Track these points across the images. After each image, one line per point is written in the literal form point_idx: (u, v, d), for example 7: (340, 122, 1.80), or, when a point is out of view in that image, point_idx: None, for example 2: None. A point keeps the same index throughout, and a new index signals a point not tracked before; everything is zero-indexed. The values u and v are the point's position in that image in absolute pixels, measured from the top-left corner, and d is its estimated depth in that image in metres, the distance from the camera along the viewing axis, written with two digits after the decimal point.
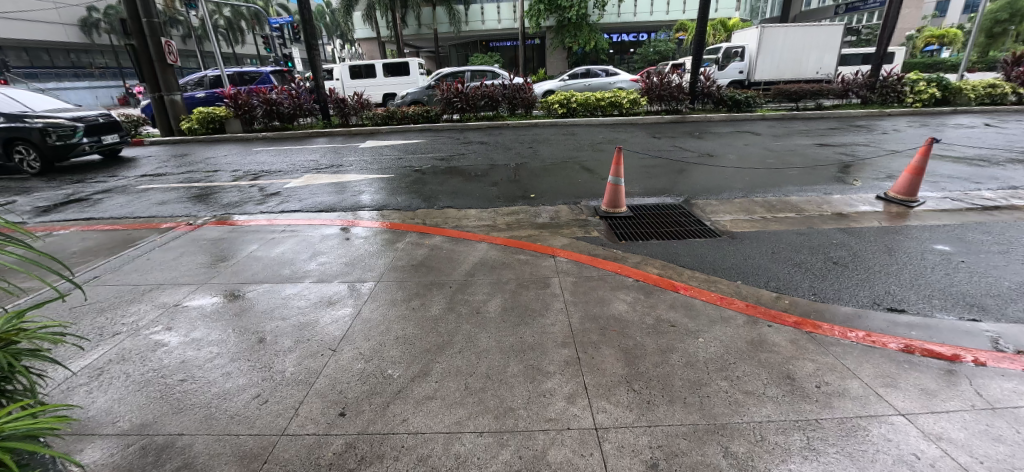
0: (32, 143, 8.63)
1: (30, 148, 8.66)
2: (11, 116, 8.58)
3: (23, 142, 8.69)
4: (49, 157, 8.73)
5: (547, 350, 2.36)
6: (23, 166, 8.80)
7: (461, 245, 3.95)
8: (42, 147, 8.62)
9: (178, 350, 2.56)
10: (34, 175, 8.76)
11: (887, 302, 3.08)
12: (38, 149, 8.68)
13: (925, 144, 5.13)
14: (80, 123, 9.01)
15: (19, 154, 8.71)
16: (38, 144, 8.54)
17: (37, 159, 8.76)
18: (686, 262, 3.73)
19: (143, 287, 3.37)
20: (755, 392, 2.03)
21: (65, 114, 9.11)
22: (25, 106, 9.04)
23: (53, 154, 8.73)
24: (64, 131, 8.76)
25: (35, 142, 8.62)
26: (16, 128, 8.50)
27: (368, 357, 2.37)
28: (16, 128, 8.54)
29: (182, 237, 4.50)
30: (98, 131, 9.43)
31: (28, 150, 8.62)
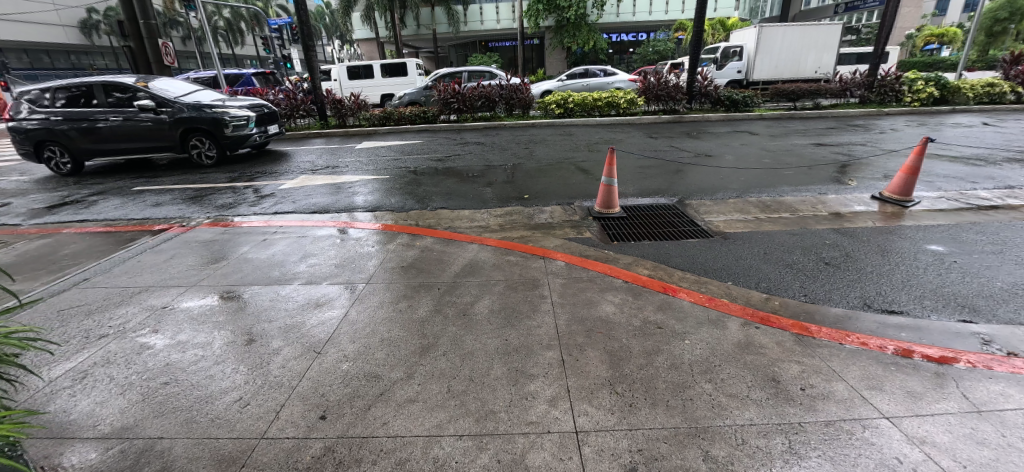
0: (209, 134, 8.20)
1: (207, 140, 8.22)
2: (184, 104, 8.06)
3: (198, 133, 8.21)
4: (225, 149, 8.31)
5: (532, 352, 2.35)
6: (196, 157, 8.38)
7: (452, 246, 3.94)
8: (221, 138, 8.18)
9: (162, 353, 2.54)
10: (208, 169, 8.38)
11: (878, 303, 3.06)
12: (215, 141, 8.26)
13: (921, 143, 5.10)
14: (249, 112, 8.55)
15: (194, 145, 8.27)
16: (218, 136, 8.10)
17: (211, 151, 8.35)
18: (677, 263, 3.71)
19: (132, 289, 3.36)
20: (739, 396, 2.02)
21: (234, 102, 8.63)
22: (188, 93, 8.52)
23: (228, 146, 8.31)
24: (238, 121, 8.31)
25: (213, 133, 8.17)
26: (196, 117, 8.02)
27: (353, 359, 2.36)
28: (193, 117, 8.03)
29: (174, 239, 4.48)
30: (263, 120, 8.99)
31: (205, 143, 8.20)
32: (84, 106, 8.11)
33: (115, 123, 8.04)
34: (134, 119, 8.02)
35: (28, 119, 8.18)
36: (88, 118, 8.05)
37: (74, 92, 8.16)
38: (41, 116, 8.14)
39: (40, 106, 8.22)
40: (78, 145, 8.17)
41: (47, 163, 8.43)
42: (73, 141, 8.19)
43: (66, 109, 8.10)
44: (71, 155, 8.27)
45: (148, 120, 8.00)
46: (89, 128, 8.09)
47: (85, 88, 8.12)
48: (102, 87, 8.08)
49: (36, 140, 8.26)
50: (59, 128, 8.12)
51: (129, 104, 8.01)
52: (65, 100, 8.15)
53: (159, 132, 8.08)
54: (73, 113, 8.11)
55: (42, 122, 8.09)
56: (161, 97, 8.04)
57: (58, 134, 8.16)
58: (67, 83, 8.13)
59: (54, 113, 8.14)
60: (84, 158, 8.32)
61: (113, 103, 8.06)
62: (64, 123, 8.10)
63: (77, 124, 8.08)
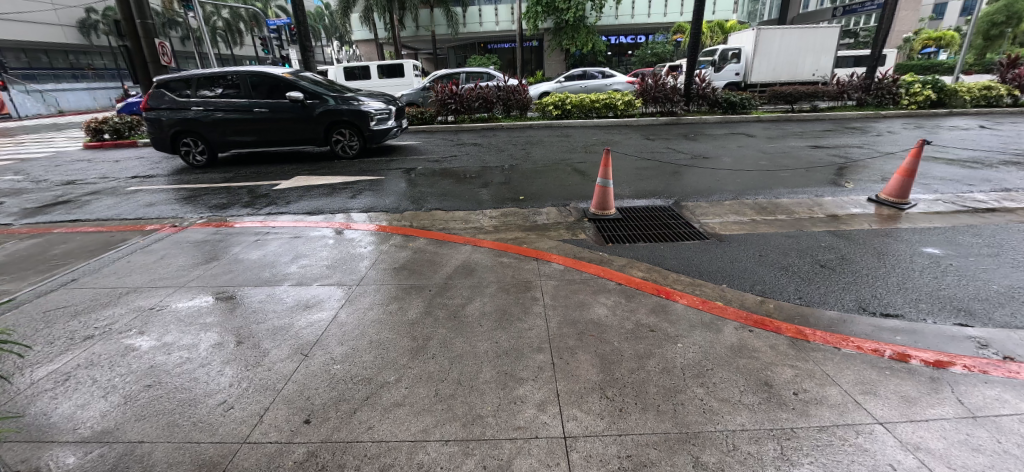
0: (353, 126, 8.33)
1: (353, 133, 8.36)
2: (328, 97, 8.17)
3: (343, 126, 8.36)
4: (368, 142, 8.46)
5: (522, 355, 2.32)
6: (338, 149, 8.49)
7: (445, 248, 3.91)
8: (367, 131, 8.34)
9: (147, 354, 2.50)
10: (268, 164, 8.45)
11: (874, 306, 3.04)
12: (359, 134, 8.41)
13: (917, 145, 5.09)
14: (389, 106, 8.69)
15: (338, 138, 8.41)
16: (365, 129, 8.25)
17: (353, 143, 8.48)
18: (672, 265, 3.69)
19: (121, 290, 3.32)
20: (731, 400, 1.99)
21: (372, 95, 8.78)
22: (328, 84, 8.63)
23: (371, 138, 8.45)
24: (381, 115, 8.46)
25: (359, 127, 8.32)
26: (343, 109, 8.16)
27: (341, 362, 2.32)
28: (340, 110, 8.15)
29: (166, 239, 4.44)
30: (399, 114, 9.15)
31: (350, 135, 8.34)
32: (227, 96, 8.22)
33: (259, 114, 8.16)
34: (278, 110, 8.15)
35: (168, 109, 8.27)
36: (232, 108, 8.16)
37: (213, 83, 8.23)
38: (184, 106, 8.23)
39: (180, 96, 8.30)
40: (220, 136, 8.31)
41: (183, 153, 8.56)
42: (213, 132, 8.32)
43: (209, 100, 8.20)
44: (210, 147, 8.42)
45: (293, 112, 8.13)
46: (231, 118, 8.22)
47: (227, 78, 8.21)
48: (246, 78, 8.18)
49: (176, 131, 8.37)
50: (202, 118, 8.24)
51: (276, 95, 8.14)
52: (205, 91, 8.25)
53: (308, 124, 8.21)
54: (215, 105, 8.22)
55: (182, 112, 8.21)
56: (308, 89, 8.18)
57: (196, 124, 8.28)
58: (210, 73, 8.22)
59: (196, 103, 8.22)
60: (223, 149, 8.46)
61: (258, 94, 8.19)
62: (207, 113, 8.20)
63: (222, 114, 8.21)
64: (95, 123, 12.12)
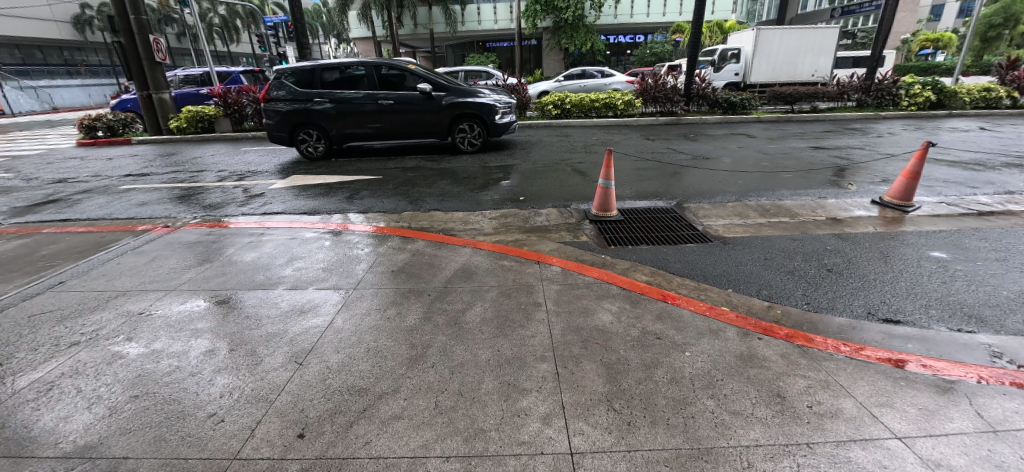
0: (477, 119, 8.27)
1: (477, 126, 8.30)
2: (456, 88, 8.08)
3: (466, 119, 8.28)
4: (493, 135, 8.41)
5: (525, 364, 2.23)
6: (458, 143, 8.41)
7: (445, 250, 3.82)
8: (493, 124, 8.29)
9: (135, 363, 2.40)
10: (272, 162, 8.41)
11: (884, 312, 2.97)
12: (483, 127, 8.35)
13: (922, 147, 5.04)
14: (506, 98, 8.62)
15: (461, 131, 8.32)
16: (491, 122, 8.18)
17: (475, 137, 8.42)
18: (676, 269, 3.62)
19: (110, 293, 3.21)
20: (744, 413, 1.91)
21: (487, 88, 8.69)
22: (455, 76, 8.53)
23: (493, 132, 8.42)
24: (505, 108, 8.40)
25: (484, 119, 8.26)
26: (468, 102, 8.08)
27: (337, 372, 2.23)
28: (468, 102, 8.07)
29: (157, 240, 4.32)
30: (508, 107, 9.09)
31: (476, 129, 8.28)
32: (370, 87, 8.03)
33: (385, 106, 8.02)
34: (427, 101, 8.03)
35: (288, 101, 7.98)
36: (357, 100, 7.97)
37: (344, 73, 8.01)
38: (307, 97, 7.96)
39: (306, 86, 8.02)
40: (337, 128, 8.13)
41: (298, 146, 8.30)
42: (347, 124, 8.12)
43: (359, 92, 8.00)
44: (328, 139, 8.23)
45: (435, 104, 8.04)
46: (405, 111, 8.06)
47: (338, 69, 8.01)
48: (371, 68, 8.00)
49: (289, 124, 8.11)
50: (321, 110, 8.01)
51: (401, 87, 8.02)
52: (342, 81, 8.01)
53: (434, 117, 8.12)
54: (337, 95, 8.00)
55: (303, 102, 7.94)
56: (428, 80, 8.07)
57: (363, 116, 8.06)
58: (322, 64, 7.99)
59: (321, 94, 7.98)
60: (340, 142, 8.28)
61: (405, 87, 8.05)
62: (329, 104, 7.98)
63: (347, 106, 8.03)
64: (88, 120, 11.94)
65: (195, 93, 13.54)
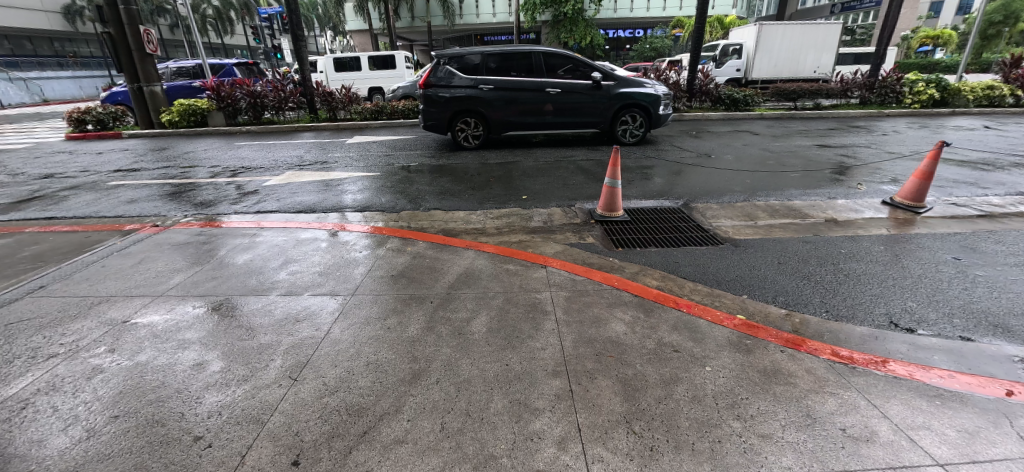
0: (642, 110, 8.09)
1: (639, 116, 8.10)
2: (621, 78, 7.94)
3: (630, 110, 8.10)
4: (654, 127, 8.27)
5: (536, 380, 2.09)
6: (621, 134, 8.23)
7: (446, 252, 3.66)
8: (655, 115, 8.11)
9: (117, 378, 2.24)
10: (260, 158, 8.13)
11: (907, 321, 2.84)
12: (645, 118, 8.16)
13: (935, 147, 4.92)
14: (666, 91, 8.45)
15: (625, 122, 8.14)
16: (656, 112, 7.99)
17: (636, 129, 8.25)
18: (687, 273, 3.48)
19: (92, 299, 3.04)
20: (774, 437, 1.77)
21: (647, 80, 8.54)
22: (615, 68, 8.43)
23: (655, 124, 8.24)
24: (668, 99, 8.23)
25: (648, 110, 8.08)
26: (633, 92, 7.92)
27: (334, 389, 2.08)
28: (634, 92, 7.92)
29: (146, 240, 4.14)
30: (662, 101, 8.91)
31: (642, 121, 8.10)
32: (536, 75, 7.90)
33: (554, 96, 7.87)
34: (593, 91, 7.89)
35: (453, 87, 7.85)
36: (522, 87, 7.84)
37: (511, 61, 7.90)
38: (475, 83, 7.81)
39: (471, 73, 7.89)
40: (500, 116, 7.99)
41: (453, 134, 8.21)
42: (510, 111, 7.98)
43: (524, 80, 7.86)
44: (488, 127, 8.12)
45: (603, 94, 7.88)
46: (567, 100, 7.91)
47: (501, 56, 7.90)
48: (538, 56, 7.88)
49: (454, 110, 7.98)
50: (487, 97, 7.87)
51: (566, 75, 7.87)
52: (507, 69, 7.89)
53: (596, 106, 7.96)
54: (502, 82, 7.85)
55: (466, 89, 7.82)
56: (595, 70, 7.93)
57: (526, 104, 7.92)
58: (482, 51, 7.87)
59: (486, 80, 7.82)
60: (499, 131, 8.15)
61: (568, 75, 7.91)
62: (494, 91, 7.83)
63: (512, 93, 7.89)
64: (77, 113, 11.64)
65: (187, 85, 13.20)
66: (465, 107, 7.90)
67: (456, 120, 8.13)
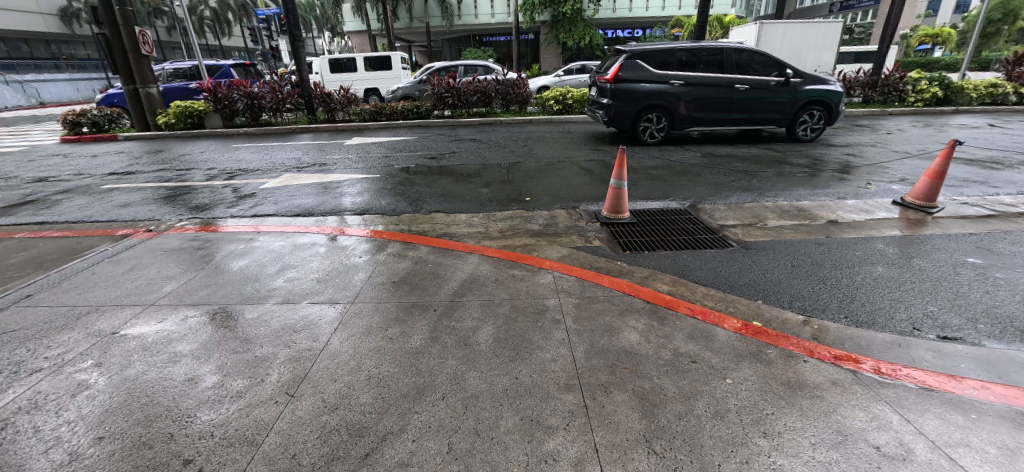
0: (824, 107, 8.09)
1: (821, 113, 8.10)
2: (811, 75, 7.92)
3: (811, 107, 8.11)
4: (831, 124, 8.31)
5: (548, 395, 1.98)
6: (796, 131, 8.25)
7: (449, 257, 3.54)
8: (836, 112, 8.12)
9: (102, 395, 2.11)
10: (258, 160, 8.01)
11: (931, 327, 2.73)
12: (825, 116, 8.18)
13: (947, 145, 4.81)
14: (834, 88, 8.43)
15: (803, 119, 8.14)
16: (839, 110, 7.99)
17: (815, 125, 8.28)
18: (699, 277, 3.36)
19: (81, 309, 2.91)
20: (805, 456, 1.65)
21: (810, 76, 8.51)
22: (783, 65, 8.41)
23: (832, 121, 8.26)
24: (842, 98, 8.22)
25: (829, 107, 8.08)
26: (823, 90, 7.92)
27: (333, 406, 1.96)
28: (817, 89, 7.91)
29: (138, 246, 4.01)
30: None
31: (822, 118, 8.11)
32: (725, 71, 7.86)
33: (739, 92, 7.83)
34: (781, 87, 7.87)
35: (635, 81, 7.78)
36: (712, 83, 7.79)
37: (706, 56, 7.85)
38: (665, 78, 7.76)
39: (660, 68, 7.85)
40: (684, 112, 7.95)
41: (637, 129, 8.18)
42: (689, 106, 7.94)
43: (702, 75, 7.81)
44: (672, 123, 8.10)
45: (793, 91, 7.84)
46: (753, 96, 7.87)
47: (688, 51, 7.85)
48: (730, 52, 7.83)
49: (640, 105, 7.94)
50: (672, 92, 7.82)
51: (756, 72, 7.83)
52: (694, 64, 7.85)
53: (792, 104, 7.94)
54: (701, 78, 7.81)
55: (662, 85, 7.76)
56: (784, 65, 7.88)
57: (705, 100, 7.87)
58: (674, 47, 7.84)
59: (677, 76, 7.79)
60: (681, 126, 8.14)
61: (764, 71, 7.85)
62: (684, 87, 7.79)
63: (699, 89, 7.84)
64: (72, 115, 11.49)
65: (182, 87, 13.03)
66: (648, 103, 7.89)
67: (638, 115, 8.08)
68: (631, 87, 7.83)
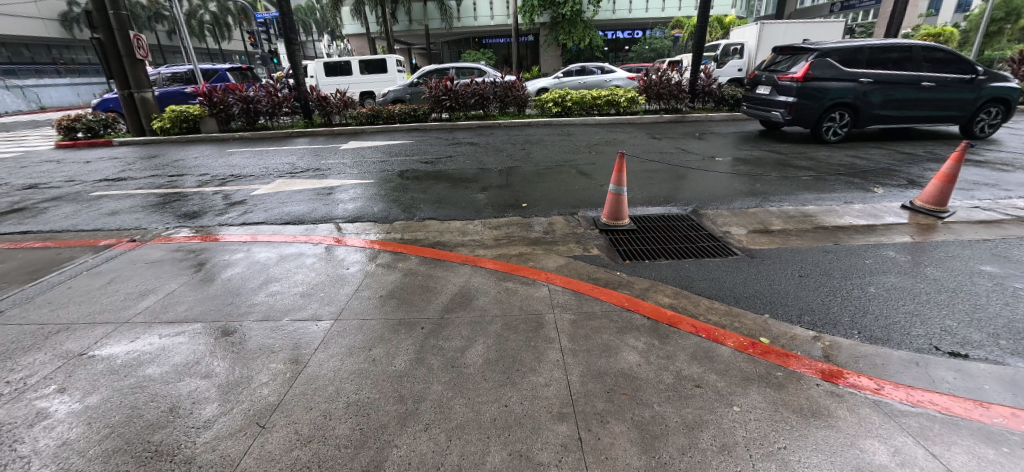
0: (1003, 103, 8.03)
1: (999, 109, 8.05)
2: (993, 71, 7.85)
3: (991, 103, 8.05)
4: (1006, 120, 8.26)
5: (539, 426, 1.82)
6: (978, 129, 8.22)
7: (441, 268, 3.39)
8: (1011, 107, 8.07)
9: (61, 426, 1.96)
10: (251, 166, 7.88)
11: (951, 344, 2.55)
12: (1002, 112, 8.13)
13: (959, 148, 4.64)
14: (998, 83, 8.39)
15: (984, 116, 8.09)
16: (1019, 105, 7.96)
17: (991, 123, 8.24)
18: (701, 289, 3.20)
19: (51, 327, 2.76)
20: None
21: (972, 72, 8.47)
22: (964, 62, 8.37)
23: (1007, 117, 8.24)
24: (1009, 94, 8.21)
25: (1007, 102, 8.03)
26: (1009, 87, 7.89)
27: (306, 439, 1.80)
28: (1008, 86, 7.89)
29: (120, 257, 3.86)
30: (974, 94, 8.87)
31: (1001, 114, 8.07)
32: (913, 68, 7.73)
33: (930, 90, 7.73)
34: (968, 84, 7.80)
35: (839, 80, 7.62)
36: (913, 82, 7.66)
37: (896, 54, 7.73)
38: (854, 77, 7.61)
39: (849, 66, 7.69)
40: (873, 110, 7.81)
41: (825, 128, 8.04)
42: (878, 105, 7.80)
43: (900, 73, 7.66)
44: (859, 122, 7.96)
45: (978, 89, 7.79)
46: (937, 94, 7.76)
47: (872, 49, 7.72)
48: (920, 50, 7.73)
49: (826, 105, 7.80)
50: (865, 91, 7.67)
51: (942, 70, 7.73)
52: (882, 62, 7.71)
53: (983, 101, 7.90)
54: (885, 76, 7.65)
55: (854, 83, 7.61)
56: (971, 63, 7.84)
57: (897, 98, 7.73)
58: (859, 45, 7.71)
59: (868, 74, 7.63)
60: (862, 125, 8.01)
61: (953, 69, 7.78)
62: (874, 85, 7.64)
63: (897, 86, 7.70)
64: (67, 120, 11.38)
65: (178, 91, 12.92)
66: (845, 102, 7.76)
67: (825, 114, 7.94)
68: (827, 86, 7.69)
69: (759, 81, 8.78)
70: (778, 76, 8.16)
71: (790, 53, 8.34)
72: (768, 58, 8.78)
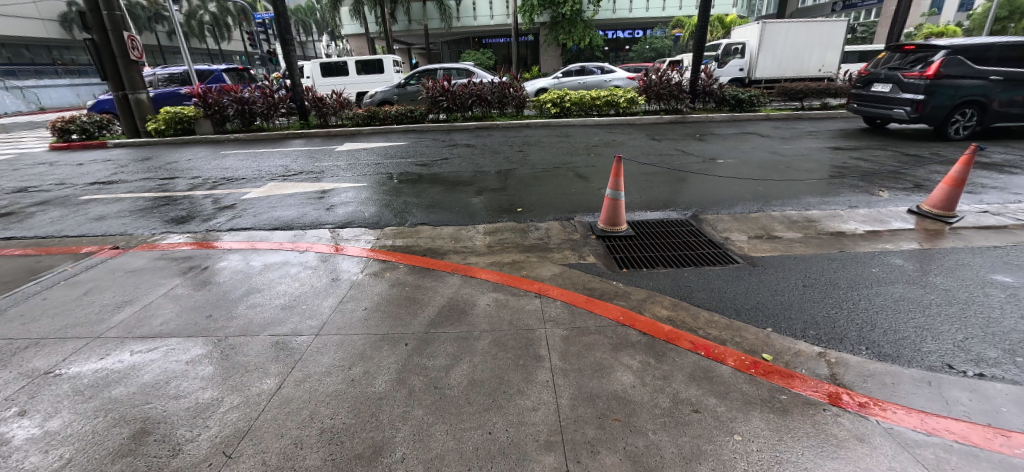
0: None
1: None
2: None
3: None
4: None
5: (526, 457, 1.68)
6: None
7: (430, 278, 3.26)
8: None
9: (15, 455, 1.83)
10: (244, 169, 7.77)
11: (965, 361, 2.42)
12: None
13: (967, 151, 4.54)
14: None
15: None
16: None
17: None
18: (701, 300, 3.07)
19: (19, 343, 2.63)
20: None
21: None
22: None
23: None
24: None
25: None
26: None
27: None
28: None
29: (100, 265, 3.73)
30: None
31: None
32: None
33: None
34: None
35: (967, 78, 7.65)
36: None
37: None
38: (984, 75, 7.65)
39: (977, 63, 7.70)
40: (993, 107, 7.84)
41: (950, 126, 8.07)
42: (1001, 102, 7.83)
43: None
44: (983, 119, 8.00)
45: None
46: None
47: (1002, 46, 7.73)
48: None
49: (955, 104, 7.84)
50: (995, 89, 7.71)
51: None
52: (1009, 58, 7.72)
53: None
54: (1012, 73, 7.69)
55: (985, 81, 7.65)
56: None
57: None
58: (989, 41, 7.71)
59: (996, 71, 7.67)
60: (983, 123, 8.06)
61: None
62: (1003, 82, 7.68)
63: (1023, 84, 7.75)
64: (62, 122, 11.27)
65: (173, 92, 12.82)
66: (975, 99, 7.78)
67: (953, 112, 7.97)
68: (958, 84, 7.68)
69: (874, 79, 8.71)
70: (902, 74, 8.10)
71: (908, 50, 8.24)
72: (883, 56, 8.70)
